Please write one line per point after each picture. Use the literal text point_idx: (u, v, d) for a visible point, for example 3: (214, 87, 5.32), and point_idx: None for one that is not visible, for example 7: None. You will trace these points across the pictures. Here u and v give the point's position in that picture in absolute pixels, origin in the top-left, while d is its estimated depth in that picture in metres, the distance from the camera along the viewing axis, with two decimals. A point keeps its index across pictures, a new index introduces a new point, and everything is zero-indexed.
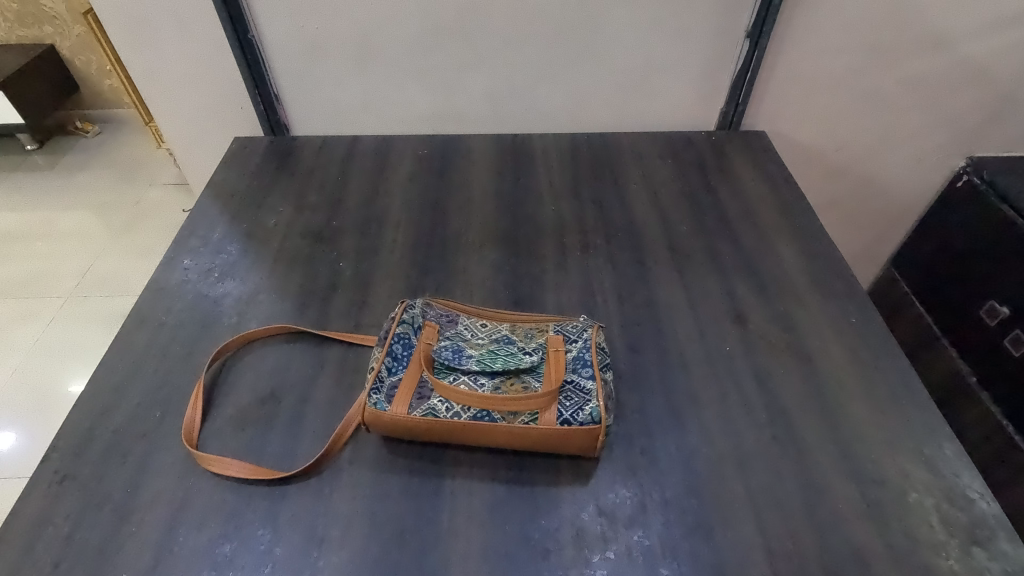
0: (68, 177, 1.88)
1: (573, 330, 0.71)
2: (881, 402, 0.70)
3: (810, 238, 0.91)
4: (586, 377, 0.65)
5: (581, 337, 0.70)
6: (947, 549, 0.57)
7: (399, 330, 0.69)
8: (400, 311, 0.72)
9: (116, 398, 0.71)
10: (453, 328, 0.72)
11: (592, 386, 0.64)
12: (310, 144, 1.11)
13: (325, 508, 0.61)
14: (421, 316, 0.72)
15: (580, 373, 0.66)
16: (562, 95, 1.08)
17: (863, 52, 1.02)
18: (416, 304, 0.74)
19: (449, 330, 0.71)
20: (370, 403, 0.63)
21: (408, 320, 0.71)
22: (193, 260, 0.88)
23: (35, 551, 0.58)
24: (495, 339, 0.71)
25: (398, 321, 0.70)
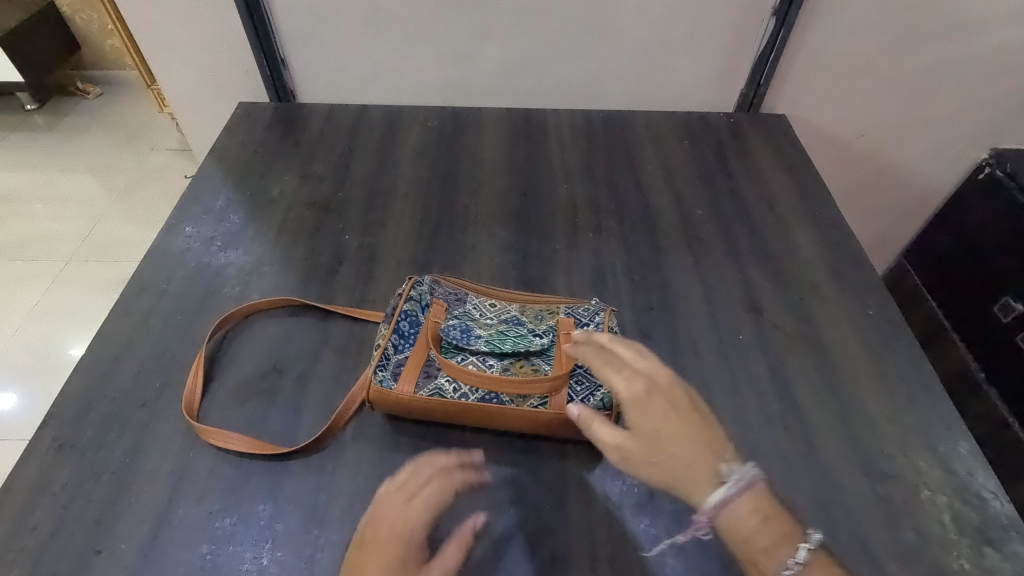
0: (69, 139, 1.84)
1: (585, 313, 0.69)
2: (895, 397, 0.68)
3: (828, 226, 0.89)
4: None
5: (593, 319, 0.68)
6: (958, 548, 0.56)
7: (406, 307, 0.67)
8: (407, 287, 0.70)
9: (116, 366, 0.69)
10: (461, 307, 0.70)
11: None
12: (316, 112, 1.07)
13: (328, 485, 0.60)
14: (428, 293, 0.70)
15: None
16: (577, 69, 1.04)
17: (892, 35, 0.98)
18: (423, 280, 0.72)
19: (457, 309, 0.70)
20: (375, 380, 0.62)
21: (415, 297, 0.69)
22: (195, 228, 0.86)
23: (33, 518, 0.57)
24: (504, 320, 0.69)
25: (405, 298, 0.68)
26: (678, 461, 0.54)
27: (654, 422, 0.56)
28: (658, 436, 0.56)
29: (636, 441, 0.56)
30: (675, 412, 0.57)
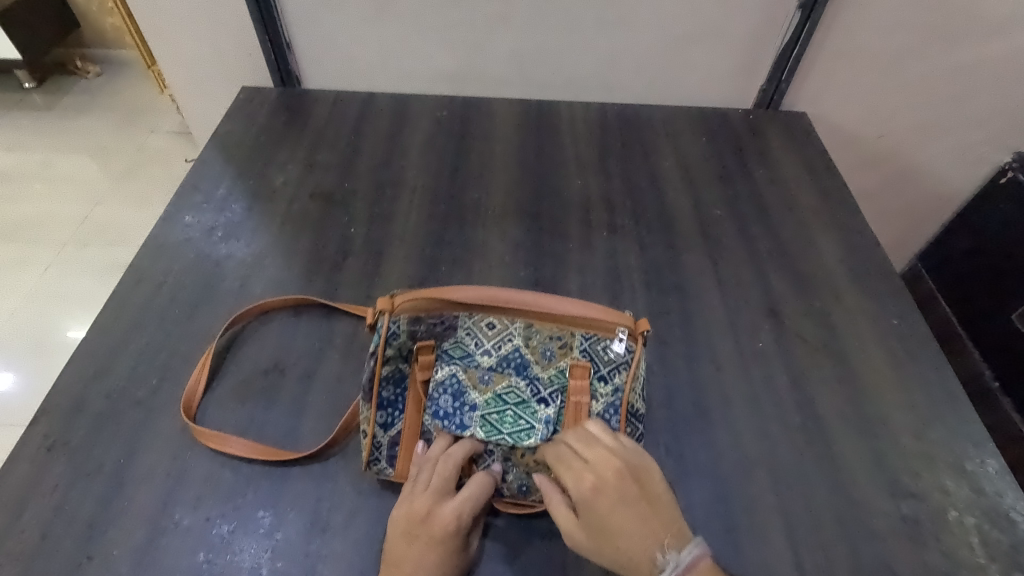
0: (67, 119, 1.80)
1: (603, 359, 0.59)
2: (921, 413, 0.66)
3: (852, 230, 0.86)
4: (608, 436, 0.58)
5: (612, 377, 0.59)
6: (987, 574, 0.54)
7: (388, 370, 0.59)
8: (382, 340, 0.59)
9: (111, 361, 0.66)
10: (455, 346, 0.59)
11: None
12: (322, 98, 1.04)
13: (330, 494, 0.57)
14: (410, 340, 0.59)
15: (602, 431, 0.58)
16: (594, 60, 1.00)
17: (919, 32, 0.94)
18: (401, 320, 0.59)
19: (449, 350, 0.59)
20: (372, 474, 0.58)
21: (394, 352, 0.59)
22: (195, 217, 0.82)
23: (21, 521, 0.54)
24: (503, 361, 0.59)
25: (384, 359, 0.58)
26: (626, 555, 0.49)
27: (601, 514, 0.50)
28: (605, 527, 0.50)
29: (585, 532, 0.51)
30: (622, 502, 0.50)
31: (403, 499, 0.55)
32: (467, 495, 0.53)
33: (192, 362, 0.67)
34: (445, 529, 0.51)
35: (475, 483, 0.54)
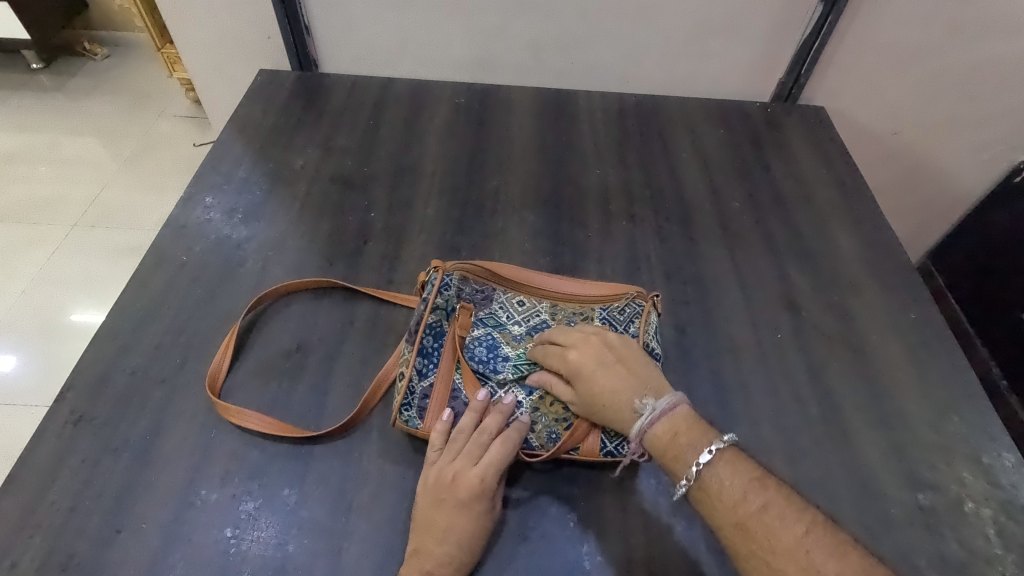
0: (75, 102, 1.79)
1: (620, 320, 0.64)
2: (938, 405, 0.66)
3: (870, 224, 0.86)
4: None
5: (628, 329, 0.63)
6: (1003, 563, 0.54)
7: (432, 319, 0.61)
8: (434, 291, 0.63)
9: (134, 339, 0.67)
10: (490, 311, 0.65)
11: None
12: (339, 83, 1.03)
13: (355, 472, 0.58)
14: (455, 298, 0.64)
15: None
16: (614, 50, 1.00)
17: (940, 29, 0.93)
18: (451, 277, 0.64)
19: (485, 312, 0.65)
20: (402, 422, 0.59)
21: (441, 304, 0.63)
22: (214, 198, 0.83)
23: (49, 494, 0.55)
24: (532, 328, 0.64)
25: (431, 308, 0.62)
26: (614, 412, 0.54)
27: (587, 380, 0.55)
28: (593, 391, 0.55)
29: (580, 404, 0.56)
30: (602, 366, 0.56)
31: (431, 466, 0.56)
32: (491, 458, 0.54)
33: (215, 341, 0.68)
34: (470, 491, 0.52)
35: (498, 445, 0.55)
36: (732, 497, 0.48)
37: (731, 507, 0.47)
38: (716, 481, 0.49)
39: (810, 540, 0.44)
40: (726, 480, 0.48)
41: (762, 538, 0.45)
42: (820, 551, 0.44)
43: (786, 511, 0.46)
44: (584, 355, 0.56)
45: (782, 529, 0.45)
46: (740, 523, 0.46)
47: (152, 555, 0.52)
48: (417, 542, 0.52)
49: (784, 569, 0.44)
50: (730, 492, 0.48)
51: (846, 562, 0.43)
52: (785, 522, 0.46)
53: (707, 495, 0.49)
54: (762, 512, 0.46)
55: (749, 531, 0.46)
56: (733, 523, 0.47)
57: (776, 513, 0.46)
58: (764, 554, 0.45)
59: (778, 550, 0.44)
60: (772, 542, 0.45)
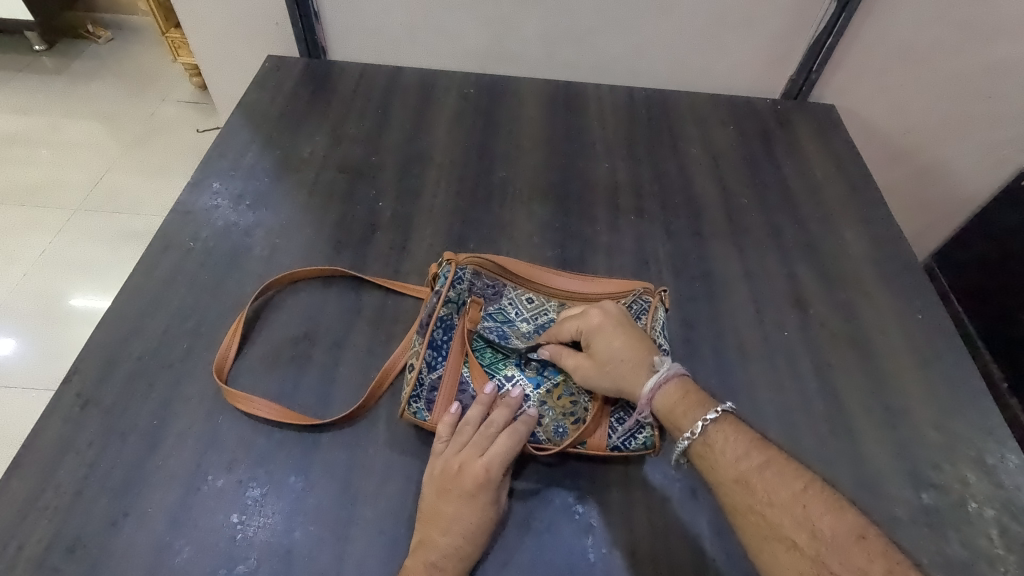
0: (78, 85, 1.77)
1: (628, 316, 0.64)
2: (943, 405, 0.66)
3: (878, 223, 0.86)
4: None
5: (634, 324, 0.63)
6: (1005, 564, 0.55)
7: (444, 312, 0.61)
8: (446, 284, 0.63)
9: (141, 324, 0.67)
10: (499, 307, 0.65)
11: None
12: (348, 70, 1.03)
13: (362, 461, 0.58)
14: (467, 291, 0.64)
15: None
16: (624, 43, 1.00)
17: (954, 29, 0.92)
18: (464, 270, 0.65)
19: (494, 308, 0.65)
20: (410, 413, 0.58)
21: (453, 297, 0.62)
22: (222, 184, 0.82)
23: (56, 476, 0.55)
24: (540, 326, 0.65)
25: (444, 301, 0.61)
26: (625, 368, 0.56)
27: (604, 337, 0.58)
28: (607, 347, 0.57)
29: (591, 362, 0.57)
30: (620, 327, 0.58)
31: (438, 457, 0.56)
32: (498, 450, 0.54)
33: (222, 327, 0.67)
34: (476, 481, 0.53)
35: (505, 437, 0.55)
36: (734, 453, 0.51)
37: (732, 464, 0.50)
38: (719, 439, 0.52)
39: (807, 496, 0.47)
40: (729, 440, 0.51)
41: (761, 493, 0.48)
42: (816, 506, 0.46)
43: (785, 470, 0.49)
44: (606, 318, 0.59)
45: (779, 485, 0.48)
46: (740, 479, 0.49)
47: (159, 538, 0.52)
48: (423, 533, 0.52)
49: (780, 522, 0.46)
50: (733, 450, 0.51)
51: (842, 519, 0.45)
52: (783, 479, 0.48)
53: (710, 453, 0.51)
54: (762, 469, 0.49)
55: (748, 486, 0.49)
56: (733, 478, 0.49)
57: (775, 470, 0.49)
58: (761, 509, 0.47)
59: (775, 505, 0.47)
60: (770, 497, 0.48)
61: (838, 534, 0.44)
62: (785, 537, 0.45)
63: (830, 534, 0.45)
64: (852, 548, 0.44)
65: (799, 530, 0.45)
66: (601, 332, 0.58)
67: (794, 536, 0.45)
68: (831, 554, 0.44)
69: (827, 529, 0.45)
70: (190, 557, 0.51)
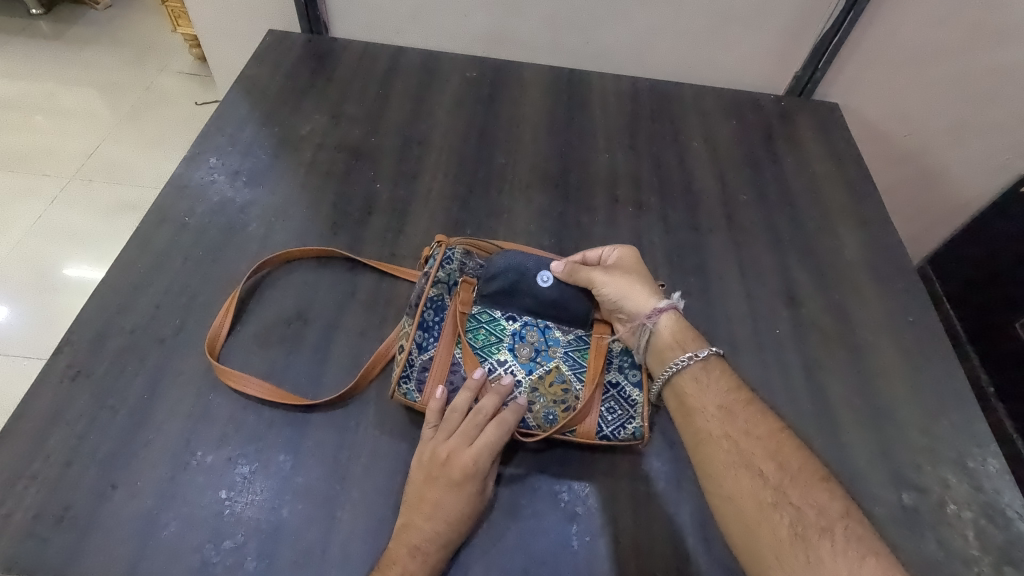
0: (75, 52, 1.75)
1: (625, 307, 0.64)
2: (929, 408, 0.67)
3: (876, 225, 0.86)
4: (633, 383, 0.61)
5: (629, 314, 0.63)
6: (979, 564, 0.56)
7: (434, 293, 0.62)
8: (436, 264, 0.63)
9: (134, 298, 0.66)
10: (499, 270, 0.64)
11: (638, 399, 0.60)
12: (349, 49, 1.01)
13: (351, 442, 0.59)
14: (458, 271, 0.64)
15: (627, 376, 0.61)
16: (630, 32, 0.99)
17: (962, 30, 0.92)
18: (454, 251, 0.65)
19: (491, 277, 0.64)
20: (400, 393, 0.59)
21: (443, 278, 0.63)
22: (219, 160, 0.81)
23: (45, 447, 0.55)
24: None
25: (433, 281, 0.62)
26: (648, 288, 0.63)
27: (638, 263, 0.65)
28: (639, 269, 0.64)
29: (618, 270, 0.64)
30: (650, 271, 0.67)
31: (426, 443, 0.56)
32: (486, 440, 0.54)
33: (215, 304, 0.67)
34: (463, 471, 0.53)
35: (492, 426, 0.55)
36: (726, 381, 0.57)
37: (718, 395, 0.56)
38: (713, 369, 0.58)
39: (782, 437, 0.53)
40: (722, 374, 0.58)
41: (740, 423, 0.54)
42: (788, 446, 0.53)
43: (763, 411, 0.55)
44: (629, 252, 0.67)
45: (758, 421, 0.54)
46: (724, 407, 0.55)
47: (147, 512, 0.53)
48: (407, 517, 0.52)
49: (753, 451, 0.52)
50: (723, 382, 0.57)
51: (811, 464, 0.51)
52: (763, 418, 0.55)
53: (703, 377, 0.57)
54: (746, 405, 0.55)
55: (730, 414, 0.55)
56: (718, 404, 0.55)
57: (757, 411, 0.55)
58: (736, 437, 0.53)
59: (751, 436, 0.53)
60: (748, 429, 0.53)
61: (804, 472, 0.50)
62: (754, 465, 0.51)
63: (796, 471, 0.51)
64: (814, 485, 0.50)
65: (770, 462, 0.51)
66: (628, 259, 0.65)
67: (764, 466, 0.51)
68: (793, 487, 0.49)
69: (794, 467, 0.51)
70: (179, 531, 0.52)
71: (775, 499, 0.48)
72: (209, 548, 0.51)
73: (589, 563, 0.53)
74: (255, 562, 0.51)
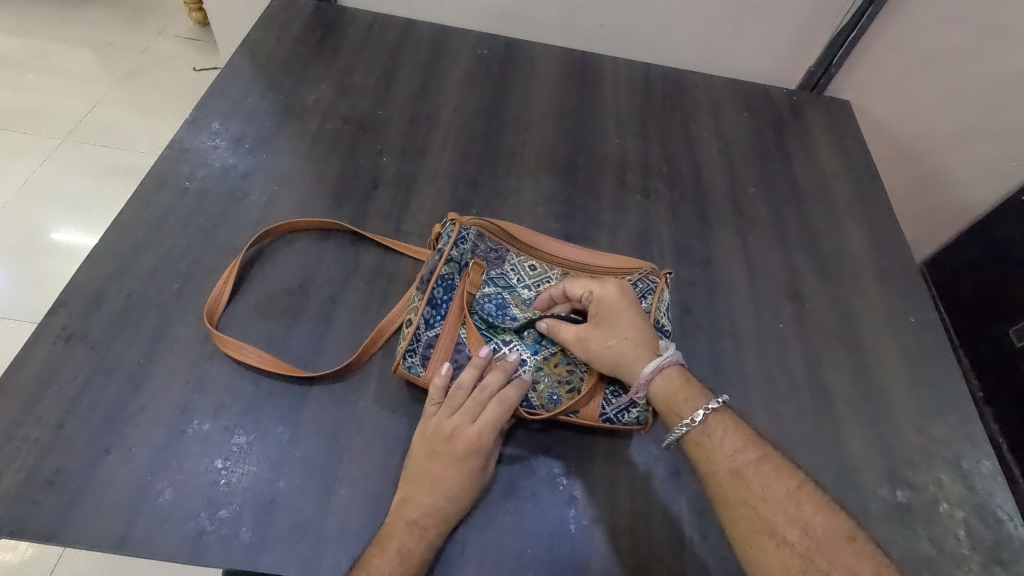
0: (71, 9, 1.70)
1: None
2: (927, 408, 0.67)
3: (883, 226, 0.85)
4: None
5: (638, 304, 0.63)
6: (968, 563, 0.57)
7: (445, 271, 0.61)
8: (449, 243, 0.62)
9: (132, 262, 0.65)
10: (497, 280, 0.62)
11: None
12: (358, 18, 0.99)
13: (350, 416, 0.58)
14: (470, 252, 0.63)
15: None
16: (645, 16, 0.97)
17: (977, 32, 0.91)
18: (468, 232, 0.64)
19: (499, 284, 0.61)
20: (404, 366, 0.58)
21: (455, 257, 0.62)
22: (221, 125, 0.79)
23: (38, 408, 0.54)
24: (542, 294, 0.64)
25: (446, 259, 0.61)
26: (630, 346, 0.56)
27: (617, 310, 0.58)
28: (618, 321, 0.57)
29: (600, 332, 0.57)
30: (634, 306, 0.59)
31: (429, 419, 0.56)
32: (490, 417, 0.54)
33: (215, 272, 0.66)
34: (466, 447, 0.53)
35: (494, 405, 0.55)
36: (731, 446, 0.52)
37: (728, 456, 0.52)
38: (718, 430, 0.53)
39: (801, 495, 0.50)
40: (729, 431, 0.53)
41: (756, 486, 0.50)
42: (808, 505, 0.49)
43: (780, 466, 0.51)
44: (616, 298, 0.59)
45: (775, 480, 0.50)
46: (736, 471, 0.51)
47: (140, 477, 0.52)
48: (407, 490, 0.52)
49: (773, 516, 0.48)
50: (731, 442, 0.53)
51: (833, 520, 0.48)
52: (779, 475, 0.51)
53: (707, 441, 0.53)
54: (759, 464, 0.51)
55: (744, 478, 0.50)
56: (729, 468, 0.51)
57: (769, 467, 0.51)
58: (755, 502, 0.49)
59: (770, 500, 0.49)
60: (765, 492, 0.50)
61: (828, 534, 0.47)
62: (776, 532, 0.47)
63: (821, 534, 0.47)
64: (841, 548, 0.46)
65: (791, 526, 0.48)
66: (611, 311, 0.58)
67: (787, 531, 0.47)
68: (820, 553, 0.46)
69: (818, 530, 0.47)
70: (173, 499, 0.51)
71: (803, 568, 0.45)
72: (204, 517, 0.50)
73: (585, 547, 0.53)
74: (249, 532, 0.50)
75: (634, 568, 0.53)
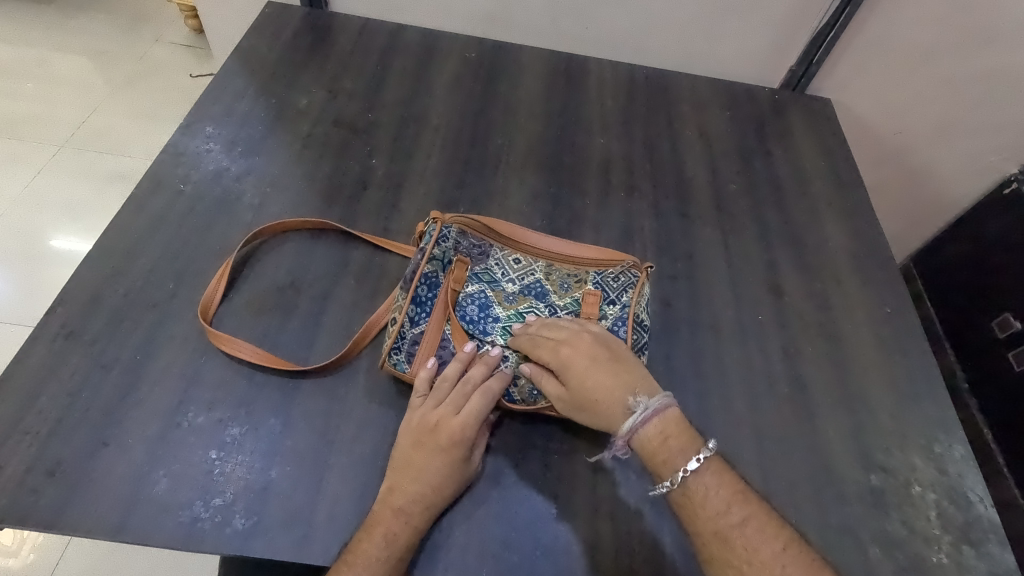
0: (68, 19, 1.72)
1: (613, 287, 0.65)
2: (901, 396, 0.69)
3: (862, 221, 0.87)
4: None
5: (620, 298, 0.65)
6: (939, 543, 0.58)
7: (428, 269, 0.63)
8: (431, 242, 0.64)
9: (128, 262, 0.67)
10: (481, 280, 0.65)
11: None
12: (349, 23, 1.01)
13: (340, 409, 0.60)
14: (452, 250, 0.65)
15: None
16: (629, 19, 0.99)
17: (953, 31, 0.93)
18: (449, 229, 0.65)
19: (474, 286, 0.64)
20: (390, 363, 0.60)
21: (438, 255, 0.64)
22: (215, 129, 0.82)
23: (37, 404, 0.56)
24: (526, 287, 0.66)
25: (428, 258, 0.63)
26: (602, 407, 0.54)
27: (580, 371, 0.55)
28: (584, 383, 0.55)
29: (571, 395, 0.56)
30: (594, 362, 0.55)
31: (414, 410, 0.58)
32: (473, 409, 0.56)
33: (209, 272, 0.68)
34: (451, 438, 0.55)
35: (477, 397, 0.57)
36: (714, 507, 0.49)
37: (712, 517, 0.49)
38: (701, 489, 0.50)
39: (785, 556, 0.47)
40: (711, 490, 0.50)
41: (741, 548, 0.48)
42: (793, 567, 0.47)
43: (765, 526, 0.49)
44: (575, 361, 0.56)
45: (760, 542, 0.48)
46: (720, 532, 0.48)
47: (137, 468, 0.54)
48: (393, 480, 0.54)
49: None
50: (714, 502, 0.49)
51: None
52: (762, 536, 0.48)
53: (690, 501, 0.50)
54: (743, 525, 0.48)
55: (728, 540, 0.48)
56: (713, 531, 0.49)
57: (755, 527, 0.48)
58: (739, 564, 0.47)
59: (755, 563, 0.47)
60: (749, 554, 0.47)
61: None
62: None
63: None
64: None
65: None
66: (574, 374, 0.55)
67: None
68: None
69: None
70: (168, 488, 0.53)
71: None
72: (198, 506, 0.52)
73: (566, 530, 0.55)
74: (242, 520, 0.52)
75: (613, 549, 0.55)
